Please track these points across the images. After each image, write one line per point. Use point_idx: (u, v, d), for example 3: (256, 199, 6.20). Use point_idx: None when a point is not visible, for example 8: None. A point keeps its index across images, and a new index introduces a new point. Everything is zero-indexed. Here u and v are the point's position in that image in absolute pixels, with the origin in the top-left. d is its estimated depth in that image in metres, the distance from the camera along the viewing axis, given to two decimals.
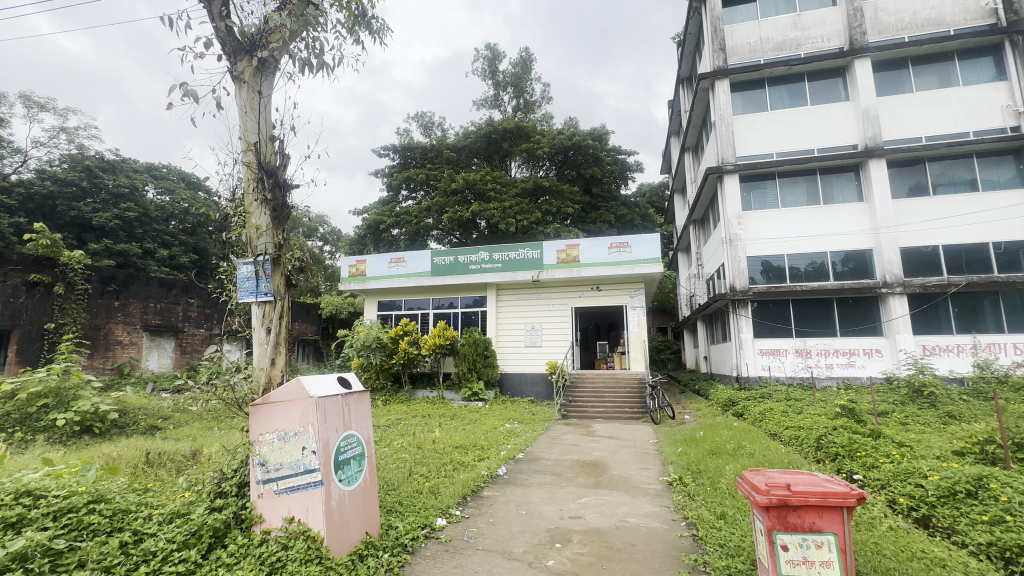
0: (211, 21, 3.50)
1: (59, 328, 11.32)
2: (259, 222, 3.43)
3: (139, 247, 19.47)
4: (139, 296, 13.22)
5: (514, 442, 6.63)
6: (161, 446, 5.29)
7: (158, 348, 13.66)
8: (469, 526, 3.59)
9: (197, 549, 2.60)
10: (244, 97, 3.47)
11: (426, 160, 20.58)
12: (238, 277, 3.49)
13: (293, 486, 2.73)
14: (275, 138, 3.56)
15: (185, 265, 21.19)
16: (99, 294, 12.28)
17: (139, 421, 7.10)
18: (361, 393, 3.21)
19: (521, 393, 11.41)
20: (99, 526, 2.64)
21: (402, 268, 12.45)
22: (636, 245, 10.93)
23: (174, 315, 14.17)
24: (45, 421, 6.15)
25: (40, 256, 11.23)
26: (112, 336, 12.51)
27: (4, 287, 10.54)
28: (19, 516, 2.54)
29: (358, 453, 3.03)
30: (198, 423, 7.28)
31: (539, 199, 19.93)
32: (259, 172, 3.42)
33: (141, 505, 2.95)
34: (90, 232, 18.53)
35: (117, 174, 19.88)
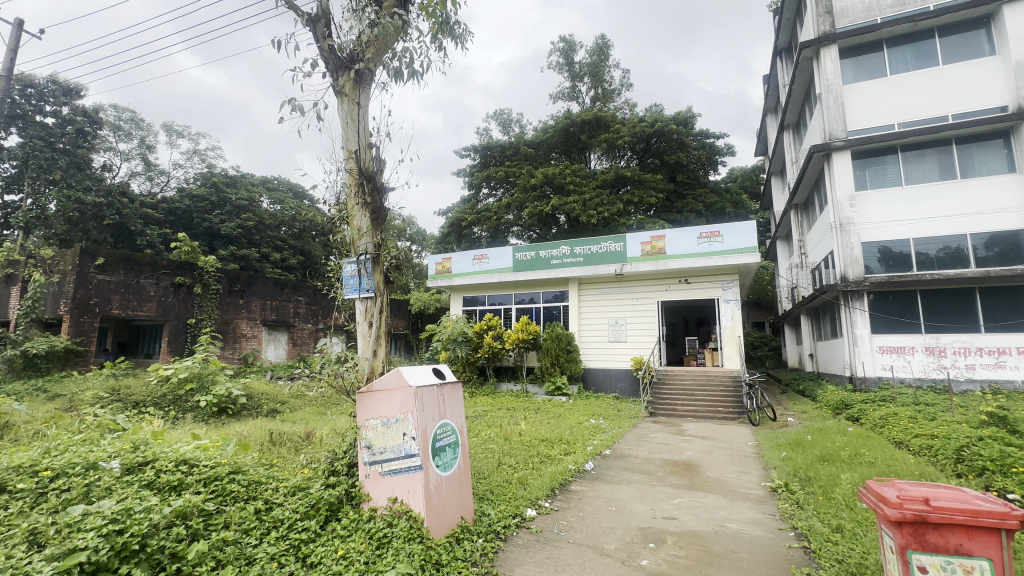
0: (316, 41, 3.82)
1: (199, 323, 13.23)
2: (361, 224, 3.70)
3: (258, 252, 22.02)
4: (258, 295, 14.96)
5: (600, 438, 6.53)
6: (281, 427, 5.97)
7: (274, 340, 15.43)
8: (559, 518, 3.62)
9: (316, 519, 2.90)
10: (346, 109, 3.74)
11: (506, 158, 20.88)
12: (344, 275, 3.81)
13: (396, 469, 2.93)
14: (373, 145, 3.79)
15: (293, 266, 23.62)
16: (228, 294, 14.10)
17: (262, 404, 8.05)
18: (455, 384, 3.36)
19: (605, 389, 11.22)
20: (239, 493, 3.04)
21: (485, 264, 12.81)
22: (729, 234, 10.22)
23: (287, 311, 15.83)
24: (191, 402, 7.23)
25: (182, 262, 13.12)
26: (239, 330, 14.28)
27: (158, 288, 12.45)
28: (179, 480, 2.98)
29: (453, 441, 3.18)
30: (310, 408, 8.09)
31: (620, 189, 19.37)
32: (361, 178, 3.67)
33: (270, 477, 3.35)
34: (218, 239, 21.31)
35: (238, 188, 22.66)
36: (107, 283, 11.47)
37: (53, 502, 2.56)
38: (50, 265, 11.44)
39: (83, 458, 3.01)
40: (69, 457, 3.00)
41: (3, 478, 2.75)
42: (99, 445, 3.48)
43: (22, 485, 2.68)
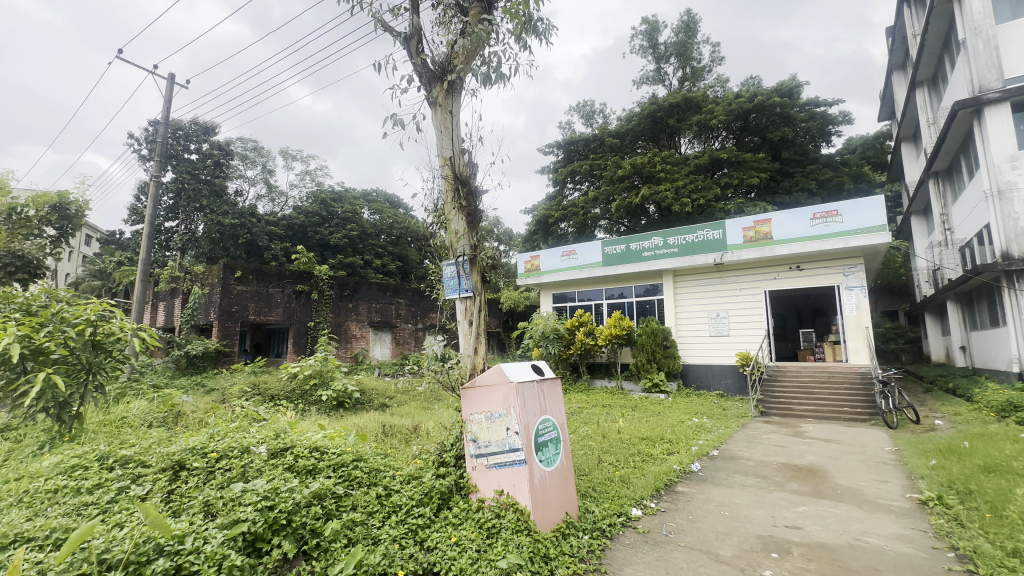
0: (410, 58, 4.05)
1: (317, 326, 14.79)
2: (457, 227, 3.85)
3: (362, 259, 23.99)
4: (365, 298, 16.31)
5: (705, 438, 6.16)
6: (391, 419, 6.46)
7: (380, 340, 16.71)
8: (667, 520, 3.48)
9: (430, 507, 3.08)
10: (440, 119, 3.92)
11: (590, 151, 20.52)
12: (444, 277, 4.01)
13: (501, 462, 3.01)
14: (466, 151, 3.93)
15: (393, 271, 25.41)
16: (340, 298, 15.56)
17: (374, 398, 8.77)
18: (554, 380, 3.38)
19: (708, 386, 10.56)
20: (362, 479, 3.33)
21: (574, 260, 12.71)
22: (849, 212, 9.08)
23: (389, 313, 17.06)
24: (315, 396, 8.09)
25: (302, 271, 14.73)
26: (350, 330, 15.70)
27: (283, 295, 14.12)
28: (313, 465, 3.35)
29: (554, 436, 3.20)
30: (415, 402, 8.65)
31: (716, 172, 18.11)
32: (456, 183, 3.82)
33: (387, 466, 3.63)
34: (329, 249, 23.57)
35: (343, 202, 24.88)
36: (245, 292, 13.25)
37: (219, 479, 3.02)
38: (201, 279, 13.51)
39: (239, 443, 3.50)
40: (228, 442, 3.51)
41: (183, 456, 3.30)
42: (249, 431, 4.03)
43: (196, 463, 3.19)
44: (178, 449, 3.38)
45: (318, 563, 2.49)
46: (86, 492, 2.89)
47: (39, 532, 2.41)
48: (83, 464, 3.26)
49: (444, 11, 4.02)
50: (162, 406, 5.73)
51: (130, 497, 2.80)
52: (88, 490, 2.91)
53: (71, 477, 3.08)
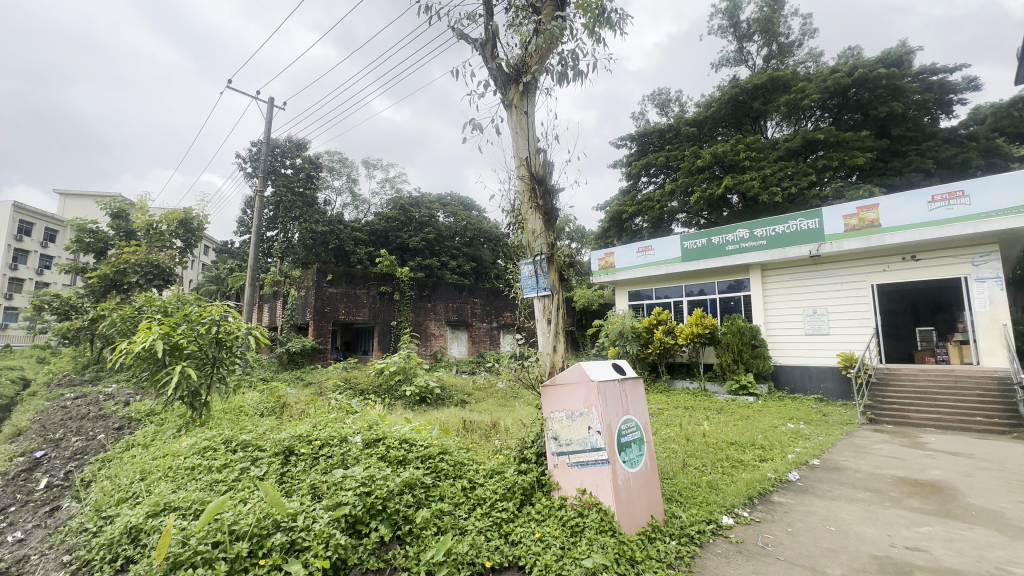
0: (486, 63, 4.14)
1: (399, 325, 15.64)
2: (534, 227, 3.87)
3: (439, 261, 24.98)
4: (443, 298, 16.95)
5: (803, 446, 5.67)
6: (470, 415, 6.65)
7: (457, 338, 17.28)
8: (763, 531, 3.25)
9: (513, 502, 3.12)
10: (515, 120, 3.97)
11: (665, 142, 19.67)
12: (522, 276, 4.06)
13: (584, 461, 2.99)
14: (541, 150, 3.95)
15: (468, 272, 26.15)
16: (419, 299, 16.32)
17: (453, 395, 9.09)
18: (636, 379, 3.30)
19: (804, 390, 9.69)
20: (448, 470, 3.45)
21: (651, 256, 12.28)
22: (978, 192, 7.92)
23: (465, 313, 17.57)
24: (400, 391, 8.57)
25: (385, 273, 15.65)
26: (429, 329, 16.43)
27: (369, 296, 15.09)
28: (403, 455, 3.53)
29: (638, 437, 3.12)
30: (492, 399, 8.84)
31: (809, 157, 16.60)
32: (532, 183, 3.85)
33: (471, 460, 3.72)
34: (408, 252, 24.81)
35: (421, 206, 26.06)
36: (336, 294, 14.35)
37: (322, 465, 3.29)
38: (298, 282, 14.84)
39: (338, 433, 3.79)
40: (328, 432, 3.81)
41: (291, 442, 3.64)
42: (346, 422, 4.36)
43: (303, 449, 3.51)
44: (287, 436, 3.74)
45: (411, 547, 2.62)
46: (216, 470, 3.30)
47: (183, 503, 2.79)
48: (213, 446, 3.72)
49: (518, 13, 4.07)
50: (270, 397, 6.38)
51: (250, 477, 3.15)
52: (218, 469, 3.31)
53: (204, 457, 3.53)
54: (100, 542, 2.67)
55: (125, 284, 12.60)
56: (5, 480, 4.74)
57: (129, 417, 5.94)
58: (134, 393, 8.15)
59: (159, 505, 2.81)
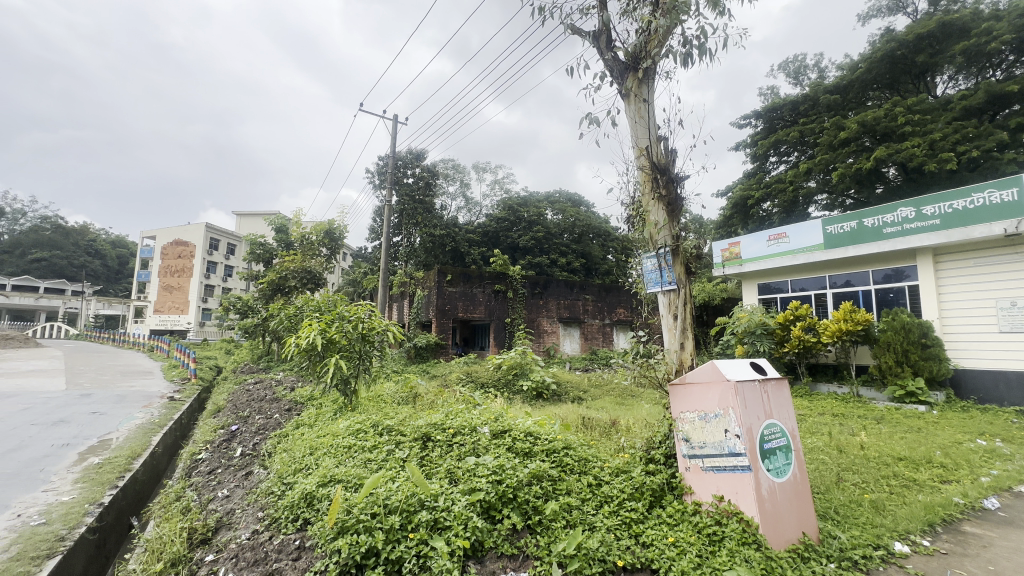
0: (601, 55, 4.06)
1: (514, 322, 16.18)
2: (657, 218, 3.71)
3: (548, 258, 25.23)
4: (555, 295, 17.09)
5: (1003, 468, 4.62)
6: (588, 413, 6.61)
7: (570, 335, 17.29)
8: (952, 566, 2.73)
9: (642, 502, 3.01)
10: (634, 109, 3.82)
11: (799, 115, 17.45)
12: (645, 271, 3.93)
13: (720, 466, 2.80)
14: (663, 138, 3.75)
15: (578, 268, 26.00)
16: (532, 296, 16.67)
17: (569, 391, 9.12)
18: (780, 379, 2.98)
19: (999, 400, 7.90)
20: (573, 465, 3.44)
21: (785, 244, 11.02)
22: None
23: (577, 309, 17.46)
24: (518, 386, 8.85)
25: (499, 272, 16.26)
26: (542, 326, 16.73)
27: (485, 295, 15.83)
28: (529, 448, 3.60)
29: (784, 445, 2.82)
30: (609, 397, 8.69)
31: (998, 113, 13.50)
32: (654, 172, 3.67)
33: (595, 457, 3.67)
34: (518, 251, 25.49)
35: (529, 206, 26.61)
36: (455, 293, 15.32)
37: (456, 452, 3.54)
38: (422, 283, 16.12)
39: (468, 424, 4.02)
40: (459, 421, 4.08)
41: (429, 429, 3.96)
42: (474, 413, 4.60)
43: (438, 436, 3.80)
44: (424, 424, 4.08)
45: (542, 537, 2.67)
46: (368, 450, 3.73)
47: (344, 476, 3.21)
48: (364, 429, 4.21)
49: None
50: (405, 387, 7.02)
51: (396, 458, 3.50)
52: (369, 449, 3.74)
53: (358, 438, 4.01)
54: (284, 503, 3.18)
55: (287, 288, 14.92)
56: (212, 447, 5.90)
57: (296, 400, 7.00)
58: (296, 380, 9.56)
59: (326, 477, 3.27)
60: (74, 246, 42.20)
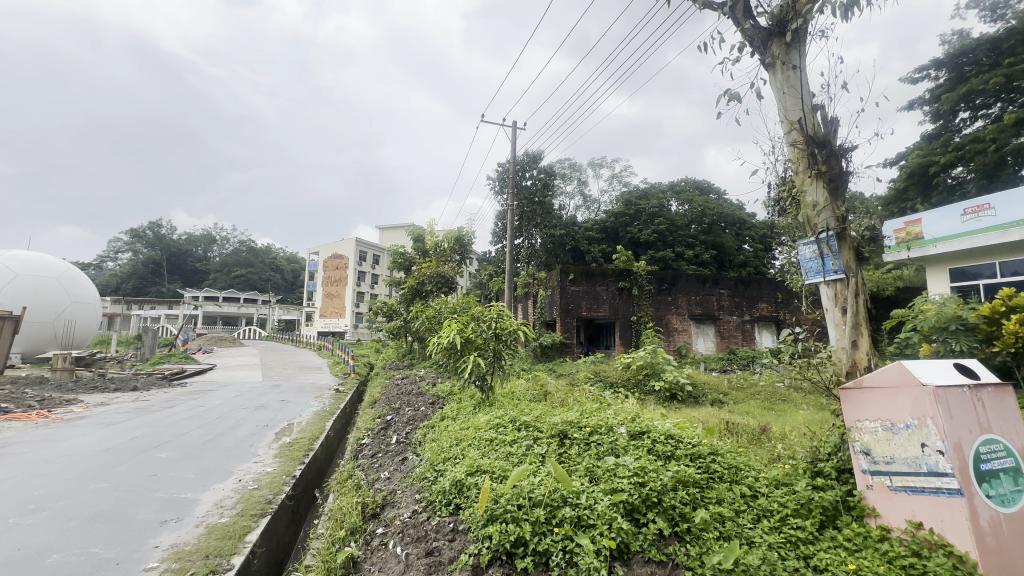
0: (739, 25, 3.69)
1: (640, 319, 15.60)
2: (816, 198, 3.26)
3: (674, 252, 23.81)
4: (684, 291, 16.05)
5: None
6: (732, 417, 6.07)
7: (703, 334, 16.10)
8: None
9: (810, 521, 2.64)
10: (781, 79, 3.41)
11: (1002, 55, 13.92)
12: (802, 260, 3.48)
13: (916, 487, 2.35)
14: (819, 107, 3.29)
15: (708, 261, 24.06)
16: (659, 292, 15.90)
17: (706, 393, 8.48)
18: (1000, 386, 2.40)
19: None
20: (723, 473, 3.17)
21: (988, 218, 8.88)
22: None
23: (711, 305, 16.16)
24: (649, 386, 8.48)
25: (622, 269, 15.81)
26: (671, 324, 15.86)
27: (608, 292, 15.55)
28: (671, 452, 3.41)
29: (1011, 466, 2.27)
30: (755, 401, 7.85)
31: None
32: (809, 146, 3.24)
33: (747, 466, 3.34)
34: (641, 246, 24.52)
35: (651, 198, 25.45)
36: (578, 292, 15.31)
37: (595, 451, 3.52)
38: (545, 283, 16.43)
39: (604, 423, 3.97)
40: (595, 420, 4.05)
41: (565, 427, 4.01)
42: (609, 413, 4.53)
43: (575, 434, 3.82)
44: (560, 421, 4.13)
45: (693, 547, 2.51)
46: (508, 444, 3.90)
47: (489, 467, 3.40)
48: (503, 423, 4.41)
49: None
50: (535, 385, 7.19)
51: (535, 453, 3.60)
52: (510, 443, 3.91)
53: (498, 432, 4.22)
54: (438, 488, 3.48)
55: (424, 292, 16.38)
56: (373, 434, 6.73)
57: (438, 395, 7.61)
58: (436, 376, 10.42)
59: (473, 467, 3.50)
60: (263, 264, 51.71)
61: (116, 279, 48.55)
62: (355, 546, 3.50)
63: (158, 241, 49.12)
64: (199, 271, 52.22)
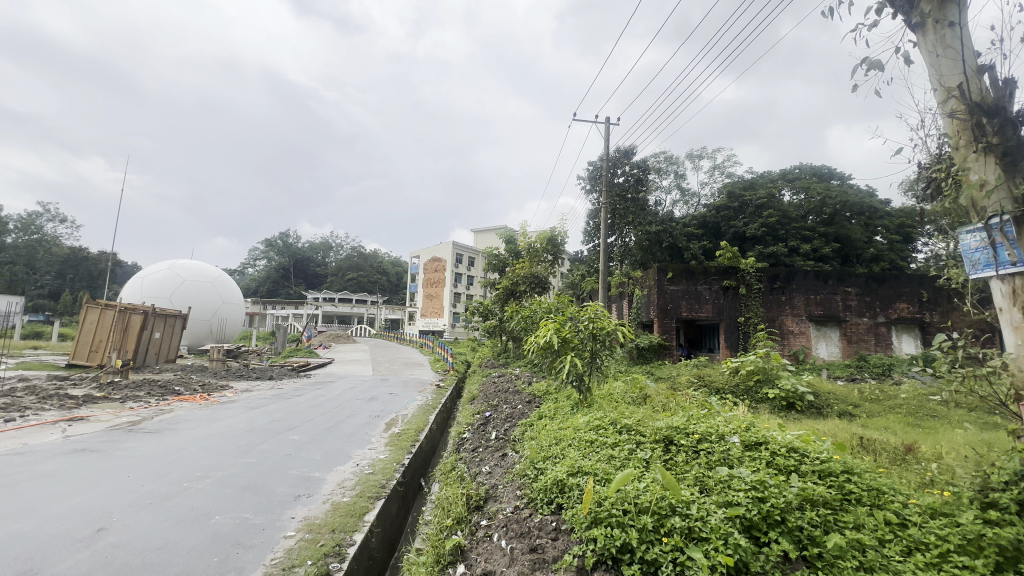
0: None
1: (749, 321, 14.36)
2: (983, 176, 2.72)
3: (786, 247, 21.60)
4: (801, 289, 14.46)
5: None
6: (866, 432, 5.32)
7: (825, 337, 14.38)
8: None
9: (981, 560, 2.21)
10: (932, 41, 2.91)
11: None
12: (967, 251, 2.95)
13: None
14: (987, 68, 2.74)
15: (829, 256, 21.44)
16: (770, 291, 14.51)
17: (832, 404, 7.53)
18: None
19: None
20: (862, 496, 2.78)
21: None
22: None
23: (834, 306, 14.36)
24: (762, 393, 7.74)
25: (727, 266, 14.67)
26: (786, 326, 14.41)
27: (711, 291, 14.55)
28: (794, 467, 3.09)
29: None
30: (894, 416, 6.81)
31: None
32: (975, 115, 2.71)
33: (893, 489, 2.90)
34: (748, 242, 22.65)
35: (758, 188, 23.38)
36: (677, 291, 14.53)
37: (705, 460, 3.30)
38: (641, 282, 15.86)
39: (715, 431, 3.71)
40: (704, 427, 3.80)
41: (670, 432, 3.81)
42: (719, 420, 4.22)
43: (681, 440, 3.61)
44: (664, 426, 3.94)
45: None
46: (610, 446, 3.81)
47: (592, 469, 3.35)
48: (603, 425, 4.32)
49: None
50: (634, 387, 6.94)
51: (639, 457, 3.47)
52: (611, 446, 3.82)
53: (599, 434, 4.14)
54: (539, 486, 3.51)
55: (518, 292, 16.68)
56: (473, 429, 6.99)
57: (534, 394, 7.69)
58: (532, 375, 10.53)
59: (574, 468, 3.47)
60: (371, 267, 56.47)
61: (255, 283, 56.16)
62: (462, 535, 3.66)
63: (286, 250, 55.98)
64: (319, 275, 58.43)
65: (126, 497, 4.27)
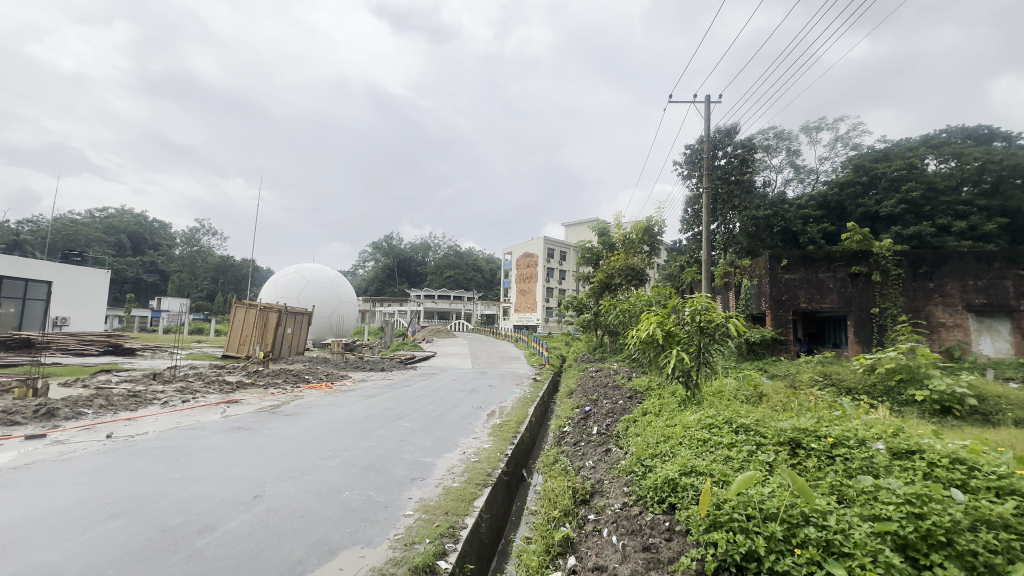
0: None
1: (886, 312, 12.50)
2: None
3: (933, 225, 18.41)
4: (954, 274, 12.28)
5: None
6: None
7: (990, 331, 12.08)
8: None
9: None
10: None
11: None
12: None
13: None
14: None
15: (994, 233, 17.86)
16: (913, 278, 12.51)
17: (1004, 410, 6.28)
18: None
19: None
20: None
21: None
22: None
23: (1002, 292, 11.99)
24: (906, 395, 6.69)
25: (857, 251, 12.92)
26: (936, 318, 12.33)
27: (836, 279, 12.94)
28: (962, 480, 2.62)
29: None
30: None
31: None
32: None
33: None
34: (880, 221, 19.82)
35: (893, 159, 20.29)
36: (793, 280, 13.15)
37: (843, 468, 2.94)
38: (750, 271, 14.61)
39: (853, 435, 3.29)
40: (839, 430, 3.39)
41: (797, 434, 3.46)
42: (857, 423, 3.73)
43: (812, 444, 3.26)
44: (789, 427, 3.59)
45: None
46: (726, 447, 3.56)
47: (707, 469, 3.16)
48: (717, 424, 4.05)
49: None
50: (747, 385, 6.40)
51: (760, 460, 3.20)
52: (727, 446, 3.56)
53: (712, 433, 3.89)
54: (648, 484, 3.39)
55: (613, 285, 16.27)
56: (573, 423, 6.98)
57: (635, 390, 7.46)
58: (631, 371, 10.21)
59: (687, 467, 3.30)
60: (467, 265, 58.85)
61: (366, 282, 61.55)
62: (570, 527, 3.68)
63: (391, 251, 60.48)
64: (420, 274, 62.24)
65: (274, 470, 4.94)
